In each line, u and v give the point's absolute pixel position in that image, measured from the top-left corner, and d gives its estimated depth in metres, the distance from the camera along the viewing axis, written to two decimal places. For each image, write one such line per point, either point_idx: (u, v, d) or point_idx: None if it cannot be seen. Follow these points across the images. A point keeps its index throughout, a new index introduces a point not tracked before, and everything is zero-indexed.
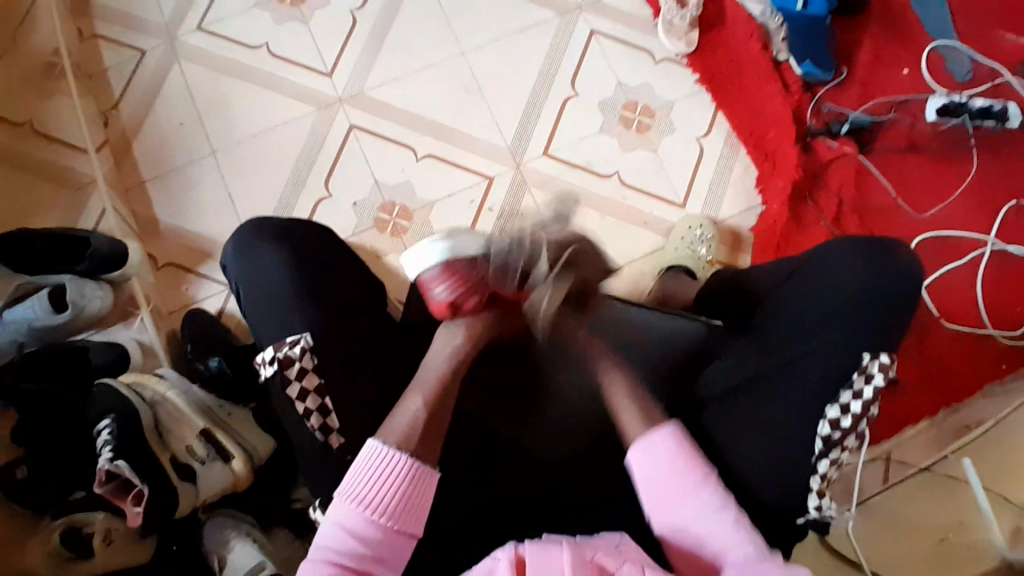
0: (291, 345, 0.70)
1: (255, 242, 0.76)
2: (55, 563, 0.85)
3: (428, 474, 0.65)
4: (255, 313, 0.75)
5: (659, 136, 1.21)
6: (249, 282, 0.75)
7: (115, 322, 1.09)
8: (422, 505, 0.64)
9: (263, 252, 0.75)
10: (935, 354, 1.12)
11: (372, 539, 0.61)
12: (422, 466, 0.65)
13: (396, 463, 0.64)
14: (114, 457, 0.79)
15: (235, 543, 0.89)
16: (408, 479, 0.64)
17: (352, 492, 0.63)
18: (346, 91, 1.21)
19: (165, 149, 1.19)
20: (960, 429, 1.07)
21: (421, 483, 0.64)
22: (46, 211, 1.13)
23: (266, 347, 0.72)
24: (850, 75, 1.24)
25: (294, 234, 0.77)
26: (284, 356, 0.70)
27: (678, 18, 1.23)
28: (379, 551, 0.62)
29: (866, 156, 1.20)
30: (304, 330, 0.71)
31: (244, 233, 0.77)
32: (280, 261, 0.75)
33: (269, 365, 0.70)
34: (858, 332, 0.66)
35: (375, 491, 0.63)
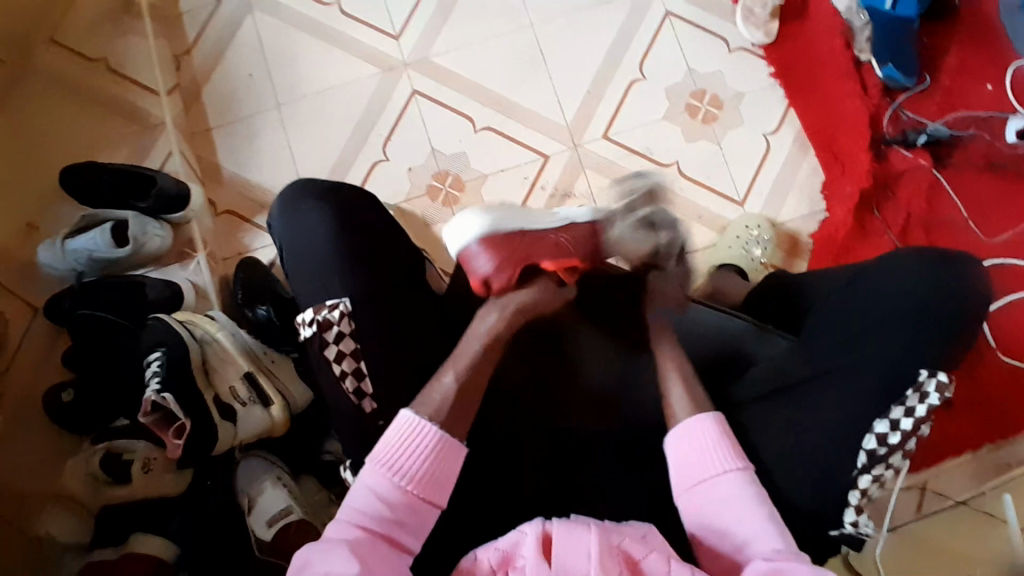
0: (331, 308, 0.70)
1: (301, 202, 0.76)
2: (100, 483, 0.90)
3: (456, 446, 0.64)
4: (296, 272, 0.75)
5: (724, 128, 1.18)
6: (291, 241, 0.75)
7: (173, 262, 1.11)
8: (449, 476, 0.63)
9: (307, 212, 0.76)
10: (986, 385, 1.05)
11: (399, 505, 0.61)
12: (450, 438, 0.64)
13: (426, 433, 0.63)
14: (161, 389, 0.83)
15: (268, 487, 0.92)
16: (435, 449, 0.63)
17: (381, 458, 0.62)
18: (411, 55, 1.21)
19: (232, 97, 1.21)
20: (1000, 465, 1.00)
21: (448, 455, 0.63)
22: (116, 148, 1.17)
23: (307, 308, 0.73)
24: (934, 84, 1.18)
25: (338, 195, 0.76)
26: (322, 320, 0.70)
27: (760, 7, 1.18)
28: (406, 517, 0.61)
29: (941, 171, 1.14)
30: (344, 295, 0.71)
31: (289, 193, 0.78)
32: (322, 222, 0.74)
33: (308, 327, 0.71)
34: (919, 350, 0.64)
35: (403, 458, 0.62)
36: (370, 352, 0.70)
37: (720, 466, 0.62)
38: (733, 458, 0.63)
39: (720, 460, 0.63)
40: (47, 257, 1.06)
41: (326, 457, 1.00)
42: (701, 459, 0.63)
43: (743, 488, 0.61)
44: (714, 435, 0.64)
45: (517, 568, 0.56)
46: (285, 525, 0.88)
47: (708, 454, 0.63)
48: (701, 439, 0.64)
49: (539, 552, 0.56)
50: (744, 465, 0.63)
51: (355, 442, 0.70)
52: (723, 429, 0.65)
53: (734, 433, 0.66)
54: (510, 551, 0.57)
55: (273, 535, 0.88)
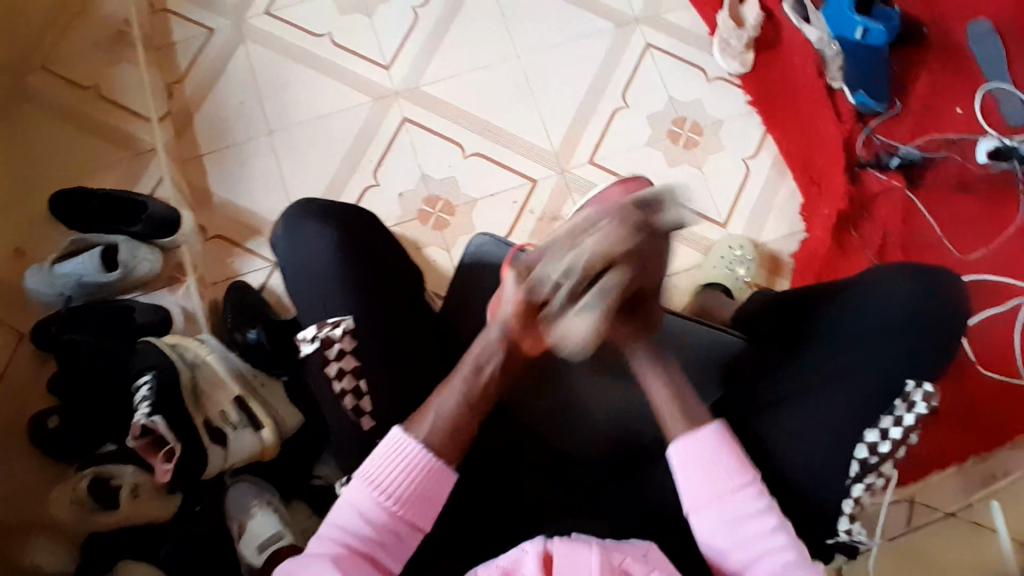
0: (334, 326, 0.71)
1: (299, 223, 0.78)
2: (87, 510, 0.89)
3: (444, 472, 0.63)
4: (296, 289, 0.76)
5: (706, 153, 1.22)
6: (292, 259, 0.77)
7: (162, 287, 1.12)
8: (436, 500, 0.63)
9: (309, 230, 0.77)
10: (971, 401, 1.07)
11: (382, 525, 0.60)
12: (438, 463, 0.63)
13: (413, 457, 0.62)
14: (151, 413, 0.83)
15: (257, 511, 0.92)
16: (422, 473, 0.62)
17: (367, 477, 0.62)
18: (401, 84, 1.24)
19: (224, 125, 1.23)
20: (988, 477, 1.03)
21: (434, 479, 0.62)
22: (108, 174, 1.18)
23: (309, 325, 0.73)
24: (903, 108, 1.23)
25: (340, 217, 0.78)
26: (326, 336, 0.71)
27: (735, 38, 1.23)
28: (388, 537, 0.61)
29: (915, 192, 1.19)
30: (348, 313, 0.73)
31: (292, 211, 0.79)
32: (325, 240, 0.76)
33: (309, 343, 0.72)
34: (904, 365, 0.68)
35: (388, 478, 0.61)
36: (367, 369, 0.71)
37: (729, 485, 0.63)
38: (744, 475, 0.63)
39: (732, 479, 0.63)
40: (35, 282, 1.06)
41: (317, 482, 0.99)
42: (707, 481, 0.63)
43: (753, 504, 0.62)
44: (716, 446, 0.64)
45: None
46: (276, 550, 0.87)
47: (713, 473, 0.63)
48: (701, 451, 0.64)
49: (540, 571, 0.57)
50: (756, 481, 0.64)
51: (352, 460, 0.71)
52: (727, 439, 0.65)
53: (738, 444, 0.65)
54: (510, 570, 0.59)
55: (264, 560, 0.87)
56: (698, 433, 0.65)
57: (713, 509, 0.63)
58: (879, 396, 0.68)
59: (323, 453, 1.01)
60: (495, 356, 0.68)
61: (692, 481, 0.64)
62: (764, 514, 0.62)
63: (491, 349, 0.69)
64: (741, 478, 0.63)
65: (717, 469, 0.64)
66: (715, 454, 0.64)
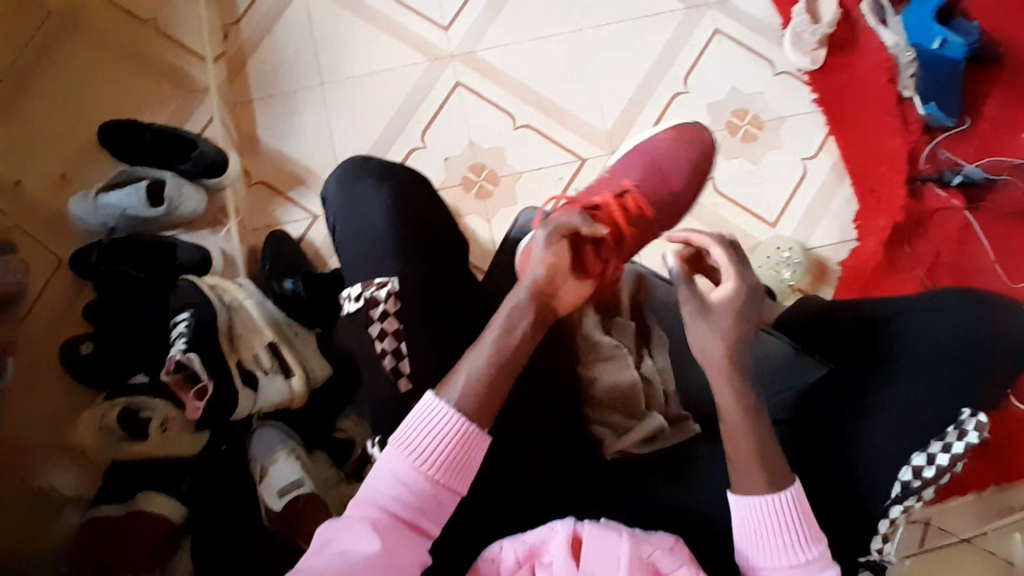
0: (379, 286, 0.72)
1: (357, 178, 0.79)
2: (115, 438, 0.92)
3: (478, 436, 0.61)
4: (344, 246, 0.77)
5: (763, 149, 1.18)
6: (345, 216, 0.78)
7: (205, 228, 1.11)
8: (470, 464, 0.61)
9: (365, 188, 0.78)
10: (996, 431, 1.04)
11: (418, 488, 0.59)
12: (473, 428, 0.61)
13: (448, 420, 0.61)
14: (187, 349, 0.85)
15: (281, 457, 0.93)
16: (457, 437, 0.61)
17: (402, 440, 0.61)
18: (458, 47, 1.22)
19: (277, 70, 1.21)
20: (1008, 508, 1.00)
21: (468, 443, 0.61)
22: (159, 109, 1.18)
23: (354, 283, 0.74)
24: (972, 126, 1.17)
25: (395, 177, 0.79)
26: (370, 296, 0.71)
27: (809, 32, 1.17)
28: (425, 501, 0.59)
29: (974, 214, 1.13)
30: (395, 274, 0.73)
31: (350, 167, 0.81)
32: (378, 200, 0.77)
33: (354, 301, 0.72)
34: (961, 391, 0.65)
35: (426, 442, 0.60)
36: (409, 329, 0.70)
37: (797, 556, 0.59)
38: (812, 546, 0.59)
39: (801, 551, 0.59)
40: (80, 209, 1.07)
41: (339, 435, 1.00)
42: (771, 531, 0.60)
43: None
44: (788, 513, 0.60)
45: (544, 564, 0.58)
46: (295, 497, 0.89)
47: (782, 540, 0.59)
48: (772, 518, 0.60)
49: (568, 552, 0.57)
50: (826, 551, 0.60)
51: (385, 418, 0.70)
52: (801, 507, 0.60)
53: (812, 512, 0.61)
54: (539, 545, 0.59)
55: (283, 504, 0.88)
56: (771, 499, 0.60)
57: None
58: (934, 422, 0.65)
59: (347, 408, 1.01)
60: (522, 319, 0.67)
61: (757, 546, 0.60)
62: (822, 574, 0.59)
63: (517, 311, 0.67)
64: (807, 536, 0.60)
65: (783, 538, 0.60)
66: (788, 510, 0.60)
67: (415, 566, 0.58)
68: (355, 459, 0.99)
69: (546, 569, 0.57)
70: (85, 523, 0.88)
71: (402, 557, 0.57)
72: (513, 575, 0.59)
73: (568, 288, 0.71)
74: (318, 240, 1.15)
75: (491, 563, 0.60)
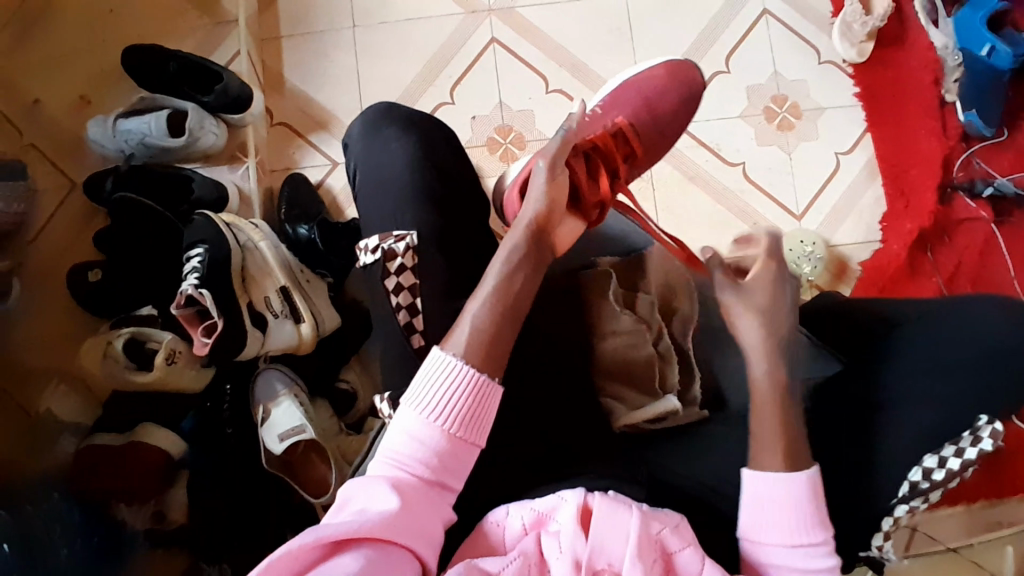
0: (397, 239, 0.70)
1: (379, 126, 0.78)
2: (117, 368, 0.88)
3: (493, 387, 0.61)
4: (364, 192, 0.75)
5: (798, 139, 1.16)
6: (367, 160, 0.76)
7: (222, 163, 1.08)
8: (485, 416, 0.61)
9: (389, 137, 0.77)
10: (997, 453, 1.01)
11: (437, 446, 0.59)
12: (487, 380, 0.61)
13: (462, 375, 0.60)
14: (199, 284, 0.83)
15: (283, 401, 0.93)
16: (471, 390, 0.60)
17: (417, 398, 0.60)
18: (497, 3, 1.18)
19: (307, 9, 1.17)
20: (993, 524, 1.00)
21: (483, 395, 0.61)
22: (184, 38, 1.14)
23: (372, 235, 0.72)
24: (1010, 138, 1.13)
25: (420, 126, 0.78)
26: (387, 248, 0.70)
27: (859, 23, 1.14)
28: (443, 458, 0.59)
29: (1000, 227, 1.10)
30: (412, 229, 0.71)
31: (373, 115, 0.79)
32: (404, 149, 0.76)
33: (371, 254, 0.71)
34: (981, 398, 0.64)
35: (440, 398, 0.60)
36: (430, 285, 0.69)
37: (803, 536, 0.59)
38: (822, 533, 0.59)
39: (808, 532, 0.59)
40: (97, 133, 1.04)
41: (342, 385, 1.01)
42: (788, 517, 0.60)
43: (819, 562, 0.59)
44: (803, 495, 0.60)
45: (549, 532, 0.58)
46: (295, 442, 0.90)
47: (792, 523, 0.59)
48: (789, 499, 0.60)
49: (577, 523, 0.57)
50: (829, 537, 0.60)
51: (395, 372, 0.70)
52: (817, 494, 0.61)
53: (826, 500, 0.61)
54: (546, 513, 0.59)
55: (284, 448, 0.90)
56: (788, 476, 0.61)
57: (778, 551, 0.59)
58: (947, 426, 0.64)
59: (352, 360, 1.03)
60: (521, 266, 0.68)
61: (769, 522, 0.60)
62: (827, 571, 0.59)
63: (519, 251, 0.68)
64: (820, 531, 0.59)
65: (797, 517, 0.60)
66: (812, 495, 0.60)
67: (439, 523, 0.58)
68: (358, 410, 1.02)
69: (553, 536, 0.57)
70: (80, 450, 0.88)
71: (426, 514, 0.57)
72: (517, 540, 0.58)
73: (560, 227, 0.74)
74: (336, 188, 1.13)
75: (495, 530, 0.59)
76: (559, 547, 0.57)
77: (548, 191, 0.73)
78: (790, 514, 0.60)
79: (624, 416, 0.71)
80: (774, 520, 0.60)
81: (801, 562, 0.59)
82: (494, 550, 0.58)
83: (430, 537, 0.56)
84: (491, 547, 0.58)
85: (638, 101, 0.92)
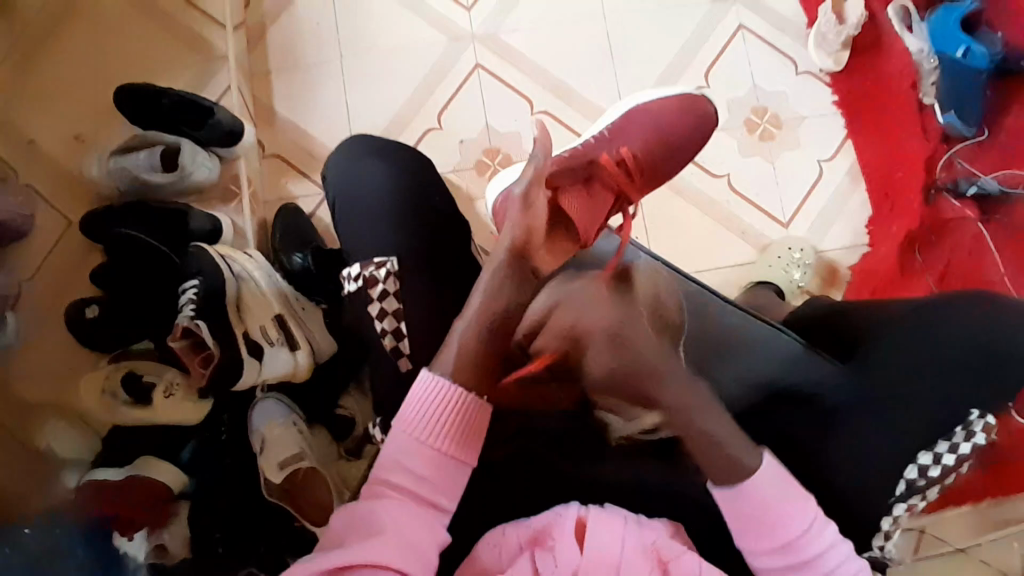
0: (378, 266, 0.73)
1: (354, 161, 0.80)
2: (115, 402, 0.91)
3: (481, 406, 0.63)
4: (345, 224, 0.77)
5: (782, 147, 1.18)
6: (345, 193, 0.78)
7: (216, 198, 1.11)
8: (474, 435, 0.63)
9: (366, 169, 0.79)
10: (997, 449, 0.98)
11: (427, 463, 0.60)
12: (473, 398, 0.63)
13: (448, 393, 0.62)
14: (196, 316, 0.84)
15: (282, 430, 0.94)
16: (458, 408, 0.62)
17: (407, 417, 0.61)
18: (479, 29, 1.21)
19: (296, 43, 1.20)
20: (999, 523, 0.98)
21: (472, 414, 0.62)
22: (176, 75, 1.16)
23: (354, 262, 0.75)
24: (990, 138, 1.14)
25: (395, 155, 0.80)
26: (368, 276, 0.73)
27: (833, 33, 1.16)
28: (434, 476, 0.60)
29: (986, 225, 1.12)
30: (392, 254, 0.74)
31: (349, 151, 0.81)
32: (379, 181, 0.78)
33: (354, 283, 0.74)
34: (972, 395, 0.66)
35: (429, 416, 0.61)
36: (415, 310, 0.71)
37: (786, 530, 0.61)
38: (803, 515, 0.61)
39: (790, 525, 0.61)
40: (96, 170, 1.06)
41: (341, 412, 1.02)
42: (759, 519, 0.62)
43: (814, 541, 0.61)
44: (772, 488, 0.62)
45: (546, 549, 0.58)
46: (295, 471, 0.90)
47: (768, 516, 0.62)
48: (754, 496, 0.62)
49: (572, 535, 0.58)
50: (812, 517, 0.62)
51: (386, 398, 0.71)
52: (781, 476, 0.62)
53: (792, 482, 0.63)
54: (541, 530, 0.59)
55: (284, 477, 0.90)
56: (750, 479, 0.62)
57: (770, 551, 0.62)
58: (925, 431, 0.66)
59: (348, 386, 1.03)
60: (507, 282, 0.67)
61: (747, 529, 0.62)
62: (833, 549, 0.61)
63: (497, 276, 0.67)
64: (799, 523, 0.61)
65: (769, 517, 0.61)
66: (776, 486, 0.62)
67: (432, 544, 0.58)
68: (356, 436, 1.01)
69: (548, 553, 0.57)
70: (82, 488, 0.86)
71: (420, 533, 0.57)
72: (516, 556, 0.59)
73: (541, 253, 0.70)
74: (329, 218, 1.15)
75: (492, 546, 0.60)
76: (555, 563, 0.57)
77: (522, 214, 0.71)
78: (761, 514, 0.62)
79: (620, 429, 0.70)
80: (752, 531, 0.62)
81: (797, 549, 0.61)
82: (493, 568, 0.58)
83: (424, 558, 0.56)
84: (489, 564, 0.59)
85: (649, 134, 0.90)
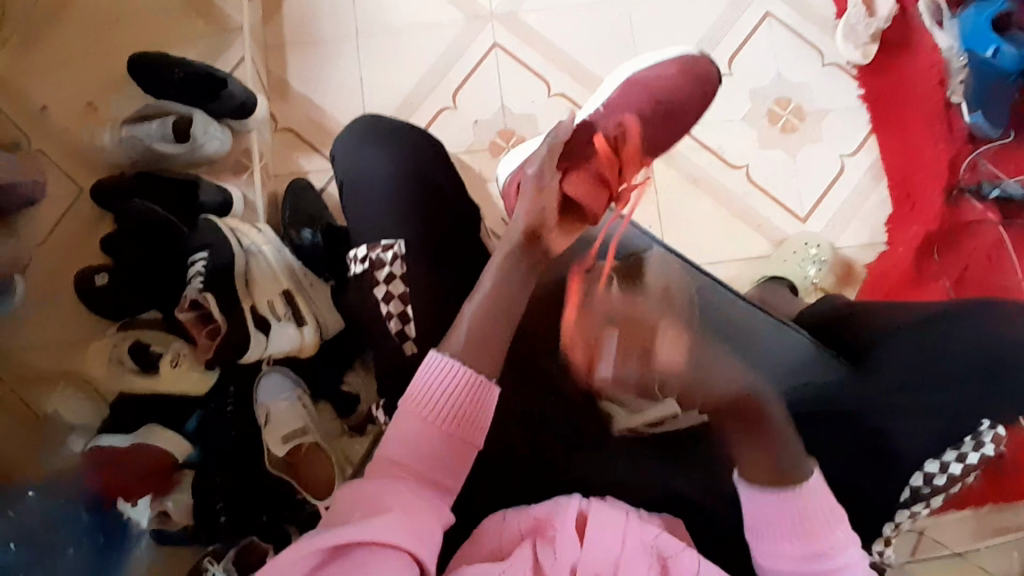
0: (385, 248, 0.72)
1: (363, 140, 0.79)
2: (123, 370, 0.92)
3: (487, 386, 0.62)
4: (352, 203, 0.77)
5: (803, 141, 1.15)
6: (354, 172, 0.78)
7: (227, 171, 1.09)
8: (480, 414, 0.61)
9: (375, 148, 0.79)
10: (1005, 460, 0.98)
11: (430, 445, 0.59)
12: (479, 377, 0.61)
13: (454, 373, 0.61)
14: (203, 288, 0.86)
15: (285, 405, 0.94)
16: (466, 389, 0.61)
17: (413, 398, 0.60)
18: (499, 8, 1.18)
19: (312, 15, 1.18)
20: (1001, 528, 0.98)
21: (478, 395, 0.61)
22: (190, 45, 1.15)
23: (360, 244, 0.74)
24: (1018, 139, 1.11)
25: (404, 136, 0.80)
26: (375, 259, 0.72)
27: (863, 25, 1.13)
28: (436, 458, 0.59)
29: (1009, 229, 1.09)
30: (401, 238, 0.72)
31: (357, 131, 0.81)
32: (388, 161, 0.77)
33: (360, 263, 0.73)
34: (984, 405, 0.65)
35: (433, 398, 0.60)
36: (424, 293, 0.71)
37: (814, 540, 0.59)
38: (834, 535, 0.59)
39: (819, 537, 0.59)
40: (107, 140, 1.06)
41: (344, 389, 1.01)
42: (789, 525, 0.59)
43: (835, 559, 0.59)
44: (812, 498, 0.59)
45: (546, 540, 0.58)
46: (298, 445, 0.92)
47: (798, 526, 0.59)
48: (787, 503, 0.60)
49: (573, 528, 0.58)
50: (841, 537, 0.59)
51: (391, 380, 0.71)
52: (824, 494, 0.60)
53: (832, 501, 0.60)
54: (541, 520, 0.59)
55: (286, 451, 0.92)
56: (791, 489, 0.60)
57: (789, 557, 0.59)
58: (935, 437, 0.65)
59: (353, 367, 1.03)
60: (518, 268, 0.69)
61: (769, 531, 0.60)
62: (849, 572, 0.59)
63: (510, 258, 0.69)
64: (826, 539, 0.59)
65: (808, 521, 0.59)
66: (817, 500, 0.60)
67: (437, 526, 0.56)
68: (360, 414, 1.01)
69: (549, 544, 0.57)
70: (89, 453, 0.89)
71: (425, 517, 0.56)
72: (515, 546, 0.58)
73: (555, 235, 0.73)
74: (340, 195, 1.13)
75: (493, 534, 0.59)
76: (555, 555, 0.57)
77: (535, 199, 0.74)
78: (795, 522, 0.59)
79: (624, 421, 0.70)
80: (779, 536, 0.60)
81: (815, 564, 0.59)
82: (493, 555, 0.58)
83: (429, 538, 0.55)
84: (490, 550, 0.58)
85: (644, 98, 0.85)
